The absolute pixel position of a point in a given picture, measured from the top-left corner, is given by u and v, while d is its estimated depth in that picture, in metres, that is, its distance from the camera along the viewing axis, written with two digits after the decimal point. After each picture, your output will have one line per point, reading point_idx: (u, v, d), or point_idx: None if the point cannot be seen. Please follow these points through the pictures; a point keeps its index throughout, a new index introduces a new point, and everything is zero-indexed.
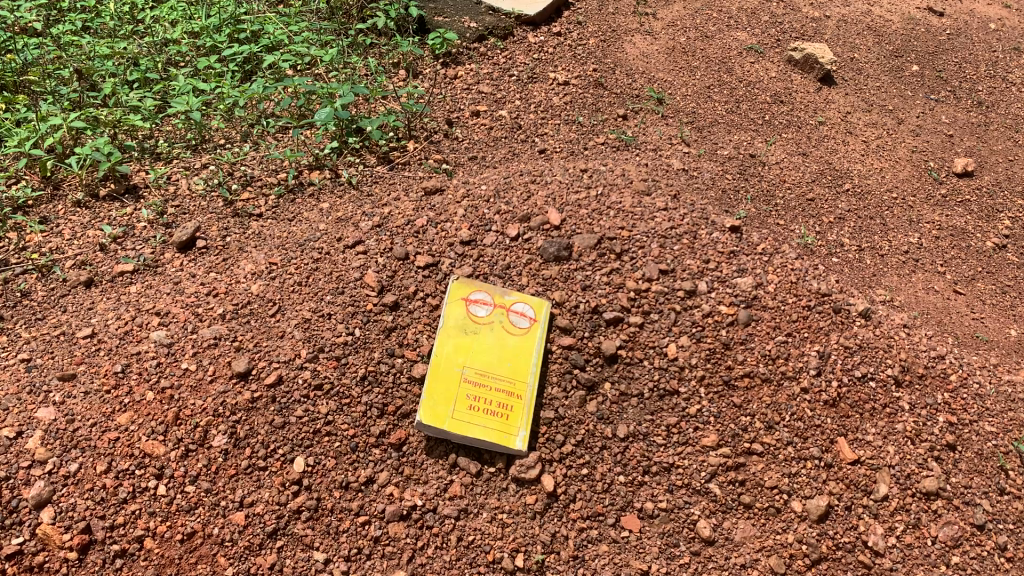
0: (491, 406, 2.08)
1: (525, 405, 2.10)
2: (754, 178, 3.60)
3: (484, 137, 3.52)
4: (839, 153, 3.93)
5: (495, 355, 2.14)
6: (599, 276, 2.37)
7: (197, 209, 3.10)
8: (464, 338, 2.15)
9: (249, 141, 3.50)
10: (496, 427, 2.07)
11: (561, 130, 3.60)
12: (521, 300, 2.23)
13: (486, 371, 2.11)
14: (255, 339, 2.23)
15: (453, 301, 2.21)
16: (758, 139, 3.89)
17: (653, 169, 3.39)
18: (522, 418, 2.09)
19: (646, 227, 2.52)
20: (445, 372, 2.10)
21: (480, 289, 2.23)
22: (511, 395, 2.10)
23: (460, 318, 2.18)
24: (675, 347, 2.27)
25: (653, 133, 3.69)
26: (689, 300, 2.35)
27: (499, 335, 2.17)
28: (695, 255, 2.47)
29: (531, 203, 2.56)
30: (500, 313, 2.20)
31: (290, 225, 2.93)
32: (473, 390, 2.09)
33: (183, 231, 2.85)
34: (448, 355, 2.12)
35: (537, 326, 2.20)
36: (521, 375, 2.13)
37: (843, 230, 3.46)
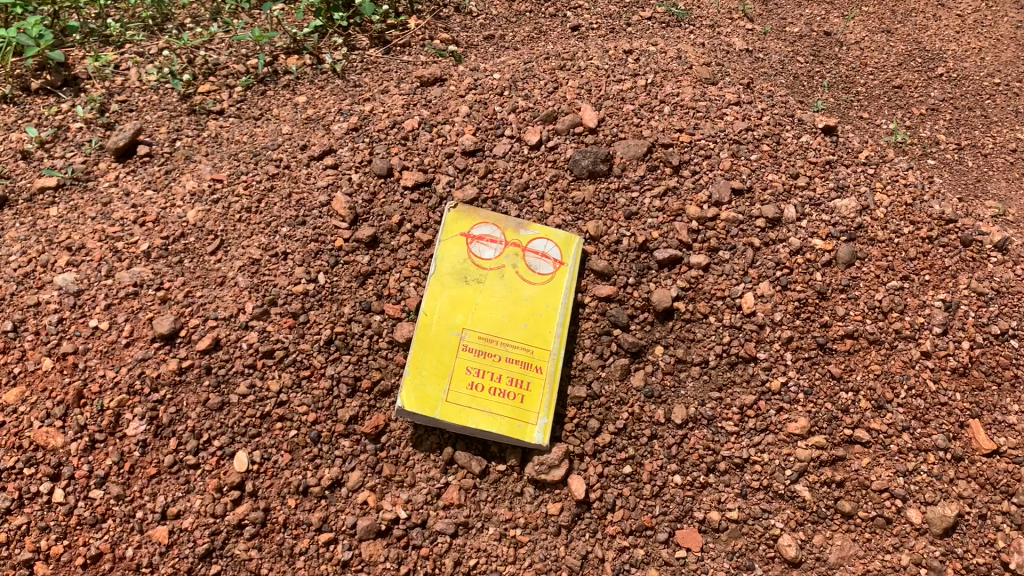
0: (500, 384, 1.52)
1: (548, 381, 1.54)
2: (831, 61, 2.91)
3: (504, 11, 2.84)
4: (929, 30, 3.19)
5: (505, 314, 1.57)
6: (650, 198, 1.75)
7: (146, 105, 2.50)
8: (463, 289, 1.58)
9: (219, 20, 2.83)
10: (507, 413, 1.51)
11: (598, 2, 2.90)
12: (542, 235, 1.64)
13: (493, 335, 1.55)
14: (187, 287, 1.67)
15: (450, 238, 1.62)
16: (834, 14, 3.16)
17: (711, 50, 2.71)
18: (544, 400, 1.52)
19: (712, 130, 1.88)
20: (437, 337, 1.54)
21: (487, 221, 1.64)
22: (528, 367, 1.54)
23: (458, 261, 1.60)
24: (753, 297, 1.67)
25: (710, 6, 2.98)
26: (771, 232, 1.74)
27: (511, 285, 1.59)
28: (780, 166, 1.84)
29: (558, 96, 1.93)
30: (514, 255, 1.62)
31: (257, 125, 2.33)
32: (475, 363, 1.53)
33: (122, 134, 2.25)
34: (442, 314, 1.56)
35: (564, 272, 1.61)
36: (542, 340, 1.56)
37: (937, 124, 2.75)
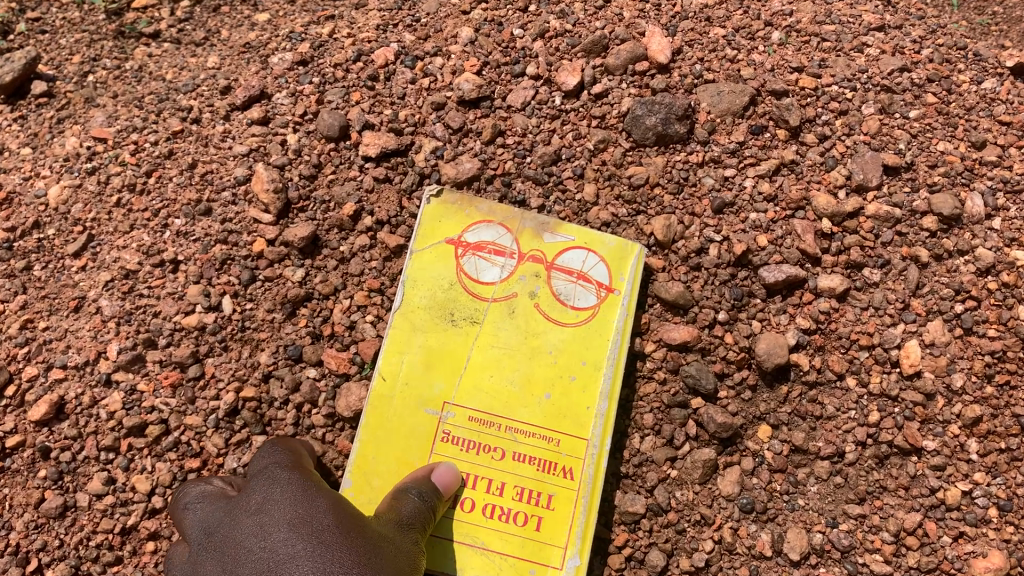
0: (500, 501, 0.92)
1: (583, 494, 0.92)
2: None
3: None
4: None
5: (513, 379, 0.96)
6: (753, 179, 1.11)
7: (61, 23, 1.61)
8: (446, 335, 0.98)
9: None
10: (510, 548, 0.91)
11: None
12: (580, 243, 1.00)
13: (493, 415, 0.94)
14: (27, 314, 1.08)
15: (430, 249, 1.01)
16: None
17: None
18: (575, 528, 0.91)
19: (847, 69, 1.22)
20: (399, 419, 0.95)
21: (491, 219, 1.02)
22: (551, 471, 0.93)
23: (440, 287, 0.99)
24: (918, 348, 1.03)
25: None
26: (946, 238, 1.09)
27: (525, 328, 0.98)
28: (954, 130, 1.18)
29: (609, 13, 1.27)
30: (532, 278, 1.00)
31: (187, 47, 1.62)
32: (461, 463, 0.93)
33: (9, 64, 1.49)
34: (409, 379, 0.96)
35: (613, 308, 0.98)
36: (573, 424, 0.94)
37: None
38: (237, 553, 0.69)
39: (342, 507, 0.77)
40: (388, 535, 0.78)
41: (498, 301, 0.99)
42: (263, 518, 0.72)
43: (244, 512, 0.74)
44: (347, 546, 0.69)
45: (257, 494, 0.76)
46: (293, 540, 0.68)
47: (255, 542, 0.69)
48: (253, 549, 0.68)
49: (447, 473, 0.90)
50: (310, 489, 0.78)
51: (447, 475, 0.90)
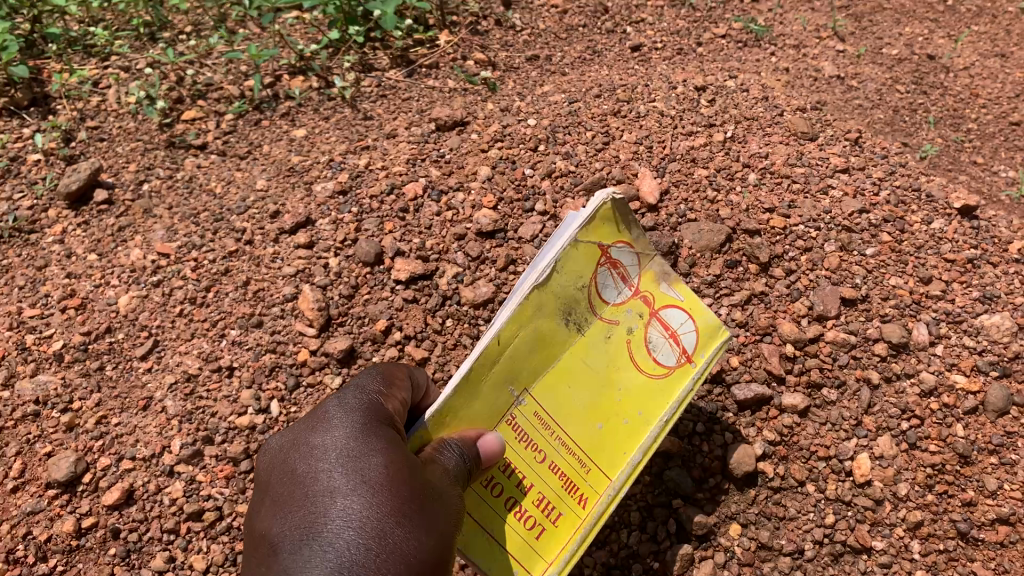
0: (522, 500, 0.99)
1: (587, 524, 1.00)
2: (936, 92, 2.07)
3: (553, 21, 2.22)
4: None
5: (580, 397, 1.03)
6: (727, 307, 1.30)
7: (120, 133, 1.86)
8: (554, 327, 1.01)
9: (222, 29, 2.13)
10: (508, 543, 0.98)
11: (665, 13, 2.26)
12: (687, 306, 1.05)
13: (552, 420, 1.01)
14: (102, 409, 1.25)
15: (589, 238, 1.00)
16: (937, 34, 2.28)
17: (797, 75, 2.06)
18: (566, 551, 0.99)
19: (813, 210, 1.42)
20: (490, 379, 0.98)
21: (636, 245, 1.03)
22: (571, 492, 1.01)
23: (574, 282, 1.01)
24: (868, 459, 1.20)
25: (794, 21, 2.26)
26: (895, 362, 1.27)
27: (612, 358, 1.05)
28: (906, 267, 1.36)
29: (608, 157, 1.48)
30: (636, 315, 1.05)
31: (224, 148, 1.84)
32: (509, 448, 0.99)
33: (76, 173, 1.71)
34: (515, 353, 0.98)
35: (686, 373, 1.05)
36: (606, 456, 1.03)
37: None
38: (290, 466, 0.85)
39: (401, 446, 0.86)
40: (438, 486, 0.85)
41: (600, 320, 1.04)
42: (323, 443, 0.84)
43: (312, 423, 0.88)
44: (381, 484, 0.80)
45: (325, 412, 0.88)
46: (337, 475, 0.81)
47: (308, 471, 0.83)
48: (307, 477, 0.82)
49: (497, 448, 0.96)
50: (374, 416, 0.89)
51: (496, 451, 0.96)
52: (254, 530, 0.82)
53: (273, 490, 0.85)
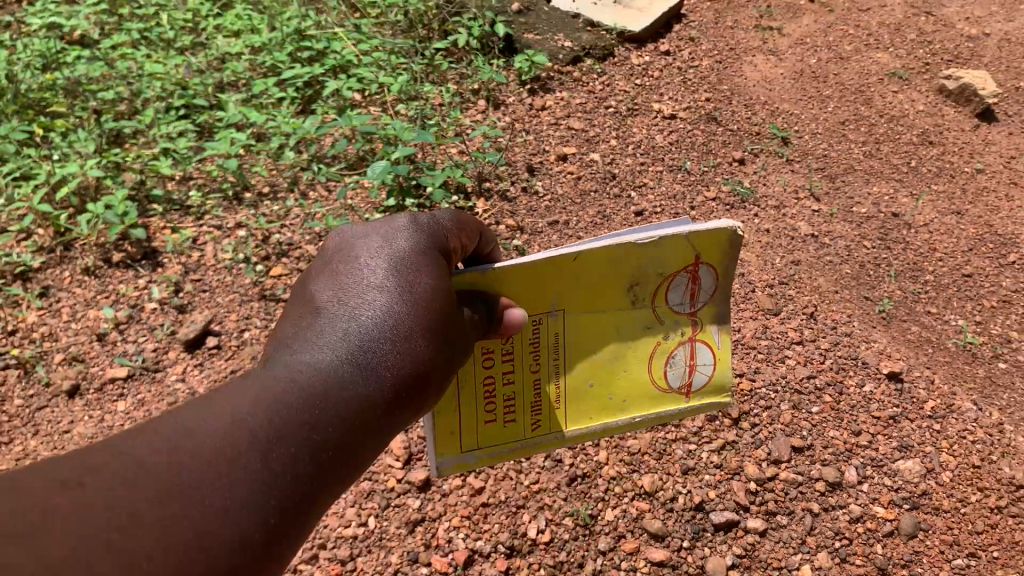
0: (503, 396, 1.70)
1: (535, 437, 1.75)
2: (899, 246, 3.54)
3: (569, 189, 3.50)
4: (955, 231, 3.72)
5: (597, 351, 1.73)
6: (707, 451, 2.37)
7: (218, 285, 2.75)
8: (621, 290, 1.68)
9: (296, 190, 3.12)
10: (472, 417, 1.69)
11: (663, 180, 3.64)
12: (712, 355, 1.79)
13: (567, 351, 1.72)
14: None
15: (687, 249, 1.66)
16: (903, 194, 3.90)
17: (777, 238, 3.40)
18: (507, 445, 1.74)
19: (773, 376, 2.57)
20: (542, 286, 1.63)
21: (714, 276, 1.71)
22: (541, 413, 1.74)
23: (656, 271, 1.67)
24: (806, 566, 2.15)
25: (777, 183, 3.76)
26: (831, 495, 2.30)
27: (640, 347, 1.75)
28: (841, 424, 2.47)
29: None
30: (682, 328, 1.75)
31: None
32: (523, 334, 1.66)
33: (191, 325, 2.59)
34: (581, 282, 1.65)
35: (678, 395, 1.81)
36: (581, 404, 1.76)
37: (1009, 319, 3.26)
38: (364, 254, 1.51)
39: (441, 270, 1.52)
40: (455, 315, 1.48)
41: (656, 311, 1.72)
42: (384, 252, 1.50)
43: (390, 226, 1.55)
44: (416, 303, 1.43)
45: (395, 228, 1.54)
46: (388, 282, 1.45)
47: (368, 267, 1.48)
48: (368, 270, 1.48)
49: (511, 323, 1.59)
50: (428, 247, 1.53)
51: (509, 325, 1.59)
52: (320, 297, 1.47)
53: (342, 271, 1.50)
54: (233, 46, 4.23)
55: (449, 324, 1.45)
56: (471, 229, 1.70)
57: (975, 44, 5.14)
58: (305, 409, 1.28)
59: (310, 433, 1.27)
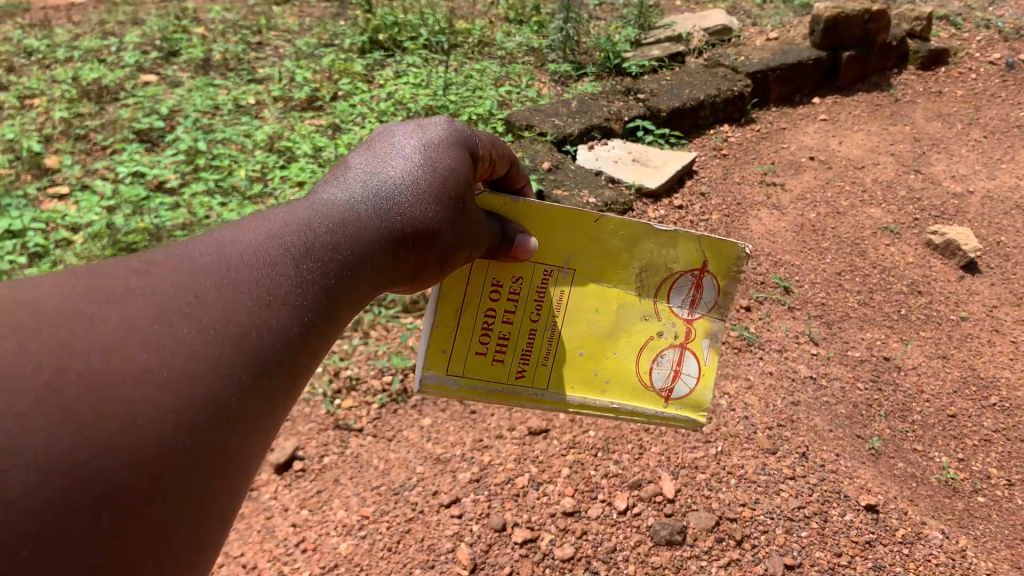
0: (499, 333, 2.11)
1: (519, 384, 2.14)
2: (889, 387, 3.97)
3: None
4: (941, 373, 4.17)
5: (594, 320, 2.16)
6: (717, 568, 2.76)
7: (300, 415, 3.43)
8: (627, 269, 2.15)
9: (360, 329, 3.83)
10: (468, 343, 2.09)
11: None
12: (697, 371, 2.20)
13: (564, 311, 2.14)
14: None
15: (695, 255, 2.14)
16: (894, 340, 4.36)
17: (780, 378, 3.84)
18: (492, 385, 2.12)
19: (769, 504, 3.00)
20: (555, 246, 2.10)
21: (714, 294, 2.18)
22: (529, 364, 2.14)
23: (663, 263, 2.15)
24: None
25: (779, 329, 4.24)
26: None
27: (633, 338, 2.17)
28: (827, 546, 2.88)
29: (642, 462, 3.11)
30: (676, 334, 2.18)
31: (405, 471, 3.12)
32: (534, 272, 2.11)
33: (280, 449, 3.22)
34: (594, 244, 2.12)
35: (658, 397, 2.20)
36: (567, 368, 2.16)
37: (988, 456, 3.66)
38: (403, 134, 1.95)
39: (463, 166, 1.96)
40: (469, 209, 1.92)
41: (654, 307, 2.17)
42: (416, 142, 1.92)
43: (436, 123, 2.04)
44: (434, 180, 1.84)
45: (430, 127, 1.99)
46: (415, 159, 1.86)
47: (401, 150, 1.88)
48: (400, 150, 1.89)
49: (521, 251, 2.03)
50: (439, 153, 1.92)
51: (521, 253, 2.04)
52: (355, 166, 1.84)
53: (380, 150, 1.90)
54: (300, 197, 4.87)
55: (464, 225, 1.89)
56: (495, 150, 2.14)
57: (963, 201, 5.68)
58: (346, 244, 1.59)
59: (337, 253, 1.55)
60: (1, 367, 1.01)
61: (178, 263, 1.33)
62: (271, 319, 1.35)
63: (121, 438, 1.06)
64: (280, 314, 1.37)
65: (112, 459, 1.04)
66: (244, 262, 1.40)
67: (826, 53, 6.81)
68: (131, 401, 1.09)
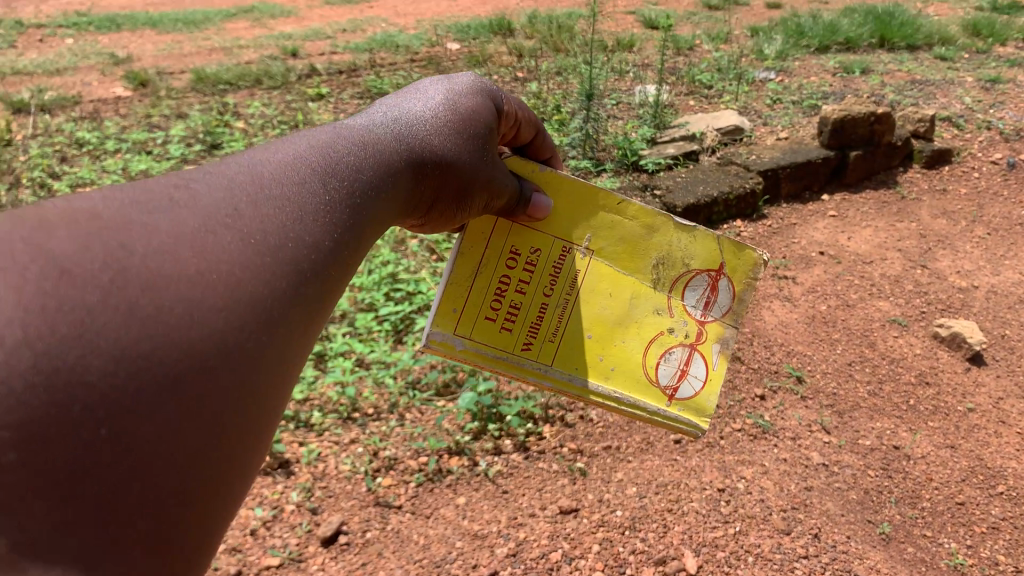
0: (511, 304, 2.29)
1: (526, 357, 2.29)
2: (899, 475, 4.15)
3: None
4: (949, 462, 4.34)
5: (606, 305, 2.36)
6: None
7: (341, 491, 3.65)
8: (645, 258, 2.39)
9: (396, 410, 4.11)
10: (480, 308, 2.26)
11: None
12: (704, 376, 2.41)
13: (578, 290, 2.34)
14: None
15: (711, 257, 2.43)
16: (903, 429, 4.55)
17: (793, 464, 4.04)
18: (498, 355, 2.27)
19: None
20: (573, 225, 2.32)
21: (726, 302, 2.45)
22: (539, 341, 2.30)
23: (679, 259, 2.41)
24: None
25: (792, 417, 4.44)
26: None
27: (643, 331, 2.38)
28: None
29: (667, 540, 3.33)
30: (687, 335, 2.41)
31: (444, 545, 3.30)
32: (552, 242, 2.32)
33: (328, 524, 3.40)
34: (613, 229, 2.36)
35: (662, 395, 2.38)
36: (575, 349, 2.33)
37: (996, 543, 3.81)
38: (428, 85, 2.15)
39: (484, 123, 2.15)
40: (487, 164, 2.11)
41: (667, 303, 2.41)
42: (437, 91, 2.10)
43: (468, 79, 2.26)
44: (449, 124, 2.03)
45: (455, 82, 2.18)
46: (431, 106, 2.04)
47: (421, 97, 2.06)
48: (420, 96, 2.06)
49: (538, 211, 2.25)
50: (454, 106, 2.09)
51: (537, 213, 2.26)
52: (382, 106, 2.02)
53: (404, 95, 2.08)
54: None
55: (480, 176, 2.10)
56: (520, 114, 2.37)
57: (969, 296, 5.92)
58: (367, 171, 1.75)
59: (360, 172, 1.72)
60: (68, 267, 1.16)
61: (216, 180, 1.49)
62: (300, 224, 1.50)
63: (160, 316, 1.19)
64: (312, 223, 1.52)
65: (154, 333, 1.17)
66: (277, 179, 1.56)
67: (834, 153, 7.15)
68: (181, 300, 1.22)
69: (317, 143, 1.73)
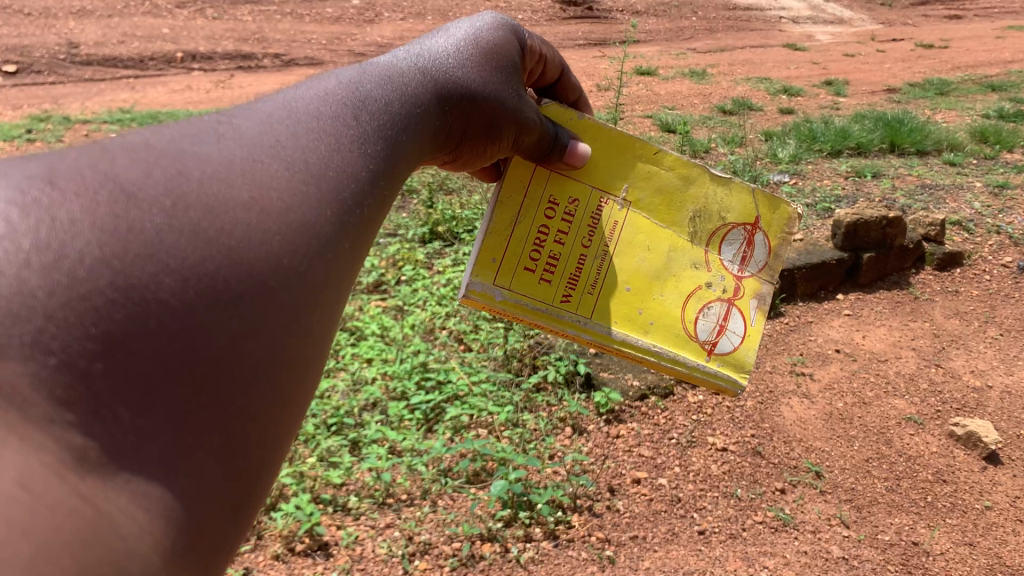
0: (552, 254, 2.56)
1: (567, 308, 2.56)
2: (918, 570, 4.26)
3: (645, 509, 4.33)
4: (968, 558, 4.44)
5: (644, 258, 2.63)
6: None
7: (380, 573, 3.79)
8: (682, 209, 2.67)
9: (430, 497, 4.26)
10: (522, 259, 2.54)
11: (719, 503, 4.47)
12: (741, 330, 2.66)
13: (616, 241, 2.61)
14: None
15: (746, 210, 2.70)
16: (921, 524, 4.66)
17: (813, 557, 4.16)
18: (540, 305, 2.54)
19: None
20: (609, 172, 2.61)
21: (761, 256, 2.71)
22: (578, 292, 2.57)
23: (715, 211, 2.68)
24: None
25: (812, 510, 4.55)
26: None
27: (682, 284, 2.64)
28: None
29: None
30: (725, 288, 2.67)
31: None
32: (590, 191, 2.60)
33: None
34: (649, 178, 2.64)
35: (701, 350, 2.63)
36: (613, 300, 2.59)
37: None
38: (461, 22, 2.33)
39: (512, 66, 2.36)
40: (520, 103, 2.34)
41: (704, 256, 2.67)
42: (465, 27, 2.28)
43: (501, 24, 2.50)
44: (476, 51, 2.19)
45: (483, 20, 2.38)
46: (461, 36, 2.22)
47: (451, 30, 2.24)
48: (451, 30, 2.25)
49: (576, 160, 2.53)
50: (487, 47, 2.24)
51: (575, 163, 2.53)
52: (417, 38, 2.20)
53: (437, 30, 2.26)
54: (370, 374, 5.41)
55: (517, 115, 2.30)
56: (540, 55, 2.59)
57: (983, 395, 6.06)
58: (405, 101, 1.91)
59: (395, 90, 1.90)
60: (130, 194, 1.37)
61: (267, 111, 1.70)
62: (345, 149, 1.68)
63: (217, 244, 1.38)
64: (356, 150, 1.70)
65: (215, 253, 1.37)
66: (317, 108, 1.74)
67: (848, 253, 7.40)
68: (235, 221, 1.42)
69: (358, 71, 1.91)
